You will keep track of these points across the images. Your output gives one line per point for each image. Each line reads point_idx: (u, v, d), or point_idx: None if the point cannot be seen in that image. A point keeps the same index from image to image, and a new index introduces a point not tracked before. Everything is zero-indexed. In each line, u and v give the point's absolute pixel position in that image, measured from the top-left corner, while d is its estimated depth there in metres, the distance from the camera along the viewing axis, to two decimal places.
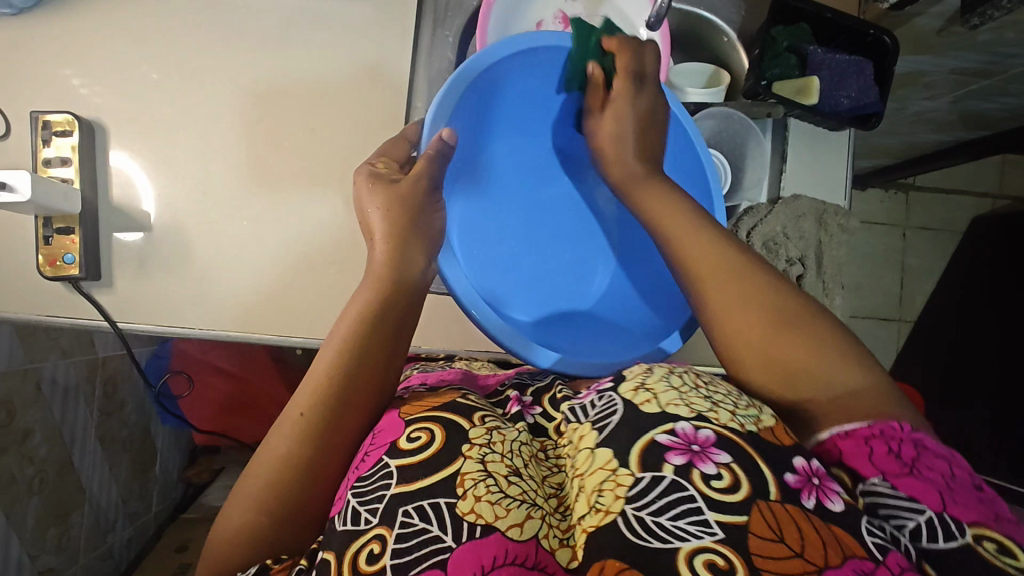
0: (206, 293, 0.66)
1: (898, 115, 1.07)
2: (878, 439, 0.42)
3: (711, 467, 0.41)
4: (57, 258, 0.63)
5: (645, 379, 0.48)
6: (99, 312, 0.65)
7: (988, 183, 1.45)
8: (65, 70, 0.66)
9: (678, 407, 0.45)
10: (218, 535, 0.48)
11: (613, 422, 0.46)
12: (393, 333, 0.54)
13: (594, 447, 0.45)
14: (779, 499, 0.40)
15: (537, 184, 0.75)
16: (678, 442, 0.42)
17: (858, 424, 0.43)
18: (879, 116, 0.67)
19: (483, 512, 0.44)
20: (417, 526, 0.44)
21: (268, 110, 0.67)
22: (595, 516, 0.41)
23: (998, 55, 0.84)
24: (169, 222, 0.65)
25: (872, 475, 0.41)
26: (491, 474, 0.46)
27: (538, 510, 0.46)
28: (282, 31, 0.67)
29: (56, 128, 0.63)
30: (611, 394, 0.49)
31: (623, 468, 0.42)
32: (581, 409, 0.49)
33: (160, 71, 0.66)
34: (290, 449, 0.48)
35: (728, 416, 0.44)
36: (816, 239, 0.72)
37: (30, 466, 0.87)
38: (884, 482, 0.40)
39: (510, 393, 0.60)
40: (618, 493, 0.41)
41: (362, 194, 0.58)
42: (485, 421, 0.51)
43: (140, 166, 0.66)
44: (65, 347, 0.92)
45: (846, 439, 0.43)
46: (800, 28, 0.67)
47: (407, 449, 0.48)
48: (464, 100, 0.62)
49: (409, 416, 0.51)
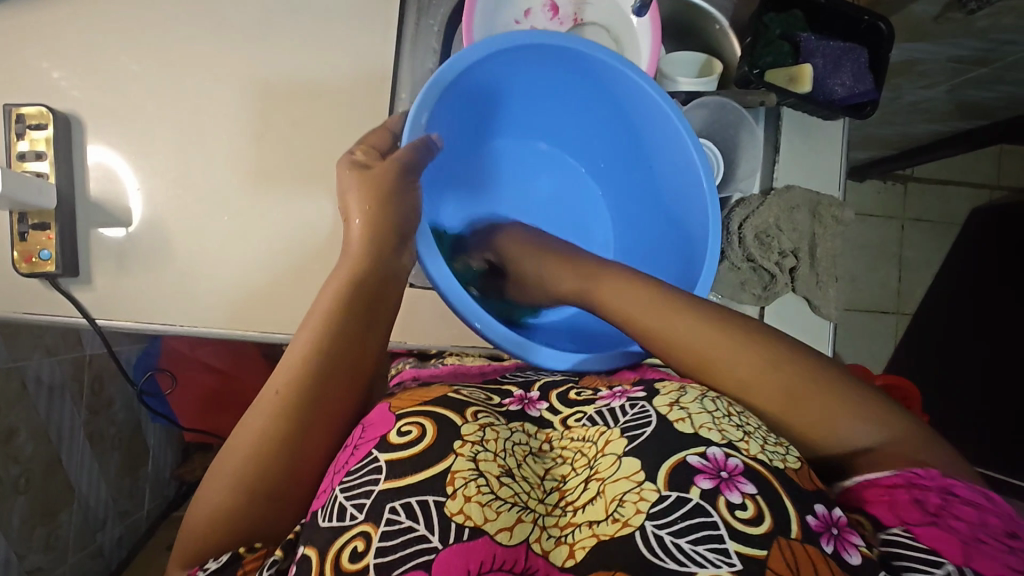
0: (186, 290, 0.65)
1: (894, 105, 1.06)
2: (902, 489, 0.45)
3: (738, 497, 0.44)
4: (32, 255, 0.62)
5: (679, 397, 0.51)
6: (77, 309, 0.64)
7: (985, 174, 1.44)
8: (39, 61, 0.64)
9: (710, 431, 0.48)
10: (196, 523, 0.47)
11: (645, 434, 0.48)
12: (368, 318, 0.52)
13: (622, 455, 0.48)
14: (801, 539, 0.42)
15: (530, 177, 0.77)
16: (708, 466, 0.45)
17: (881, 474, 0.46)
18: (874, 105, 0.66)
19: (472, 513, 0.43)
20: (403, 524, 0.43)
21: (249, 101, 0.65)
22: (612, 525, 0.44)
23: (994, 42, 0.83)
24: (149, 217, 0.64)
25: (894, 525, 0.44)
26: (482, 473, 0.46)
27: (529, 514, 0.45)
28: (263, 21, 0.65)
29: (30, 121, 0.61)
30: (645, 404, 0.51)
31: (650, 483, 0.45)
32: (613, 415, 0.52)
33: (139, 61, 0.64)
34: (268, 442, 0.47)
35: (758, 449, 0.47)
36: (810, 231, 0.70)
37: (15, 465, 0.86)
38: (905, 532, 0.43)
39: (515, 389, 0.57)
40: (639, 507, 0.44)
41: (346, 189, 0.57)
42: (478, 416, 0.50)
43: (117, 159, 0.64)
44: (51, 345, 0.91)
45: (871, 487, 0.46)
46: (793, 15, 0.66)
47: (396, 443, 0.47)
48: (441, 103, 0.59)
49: (399, 411, 0.50)
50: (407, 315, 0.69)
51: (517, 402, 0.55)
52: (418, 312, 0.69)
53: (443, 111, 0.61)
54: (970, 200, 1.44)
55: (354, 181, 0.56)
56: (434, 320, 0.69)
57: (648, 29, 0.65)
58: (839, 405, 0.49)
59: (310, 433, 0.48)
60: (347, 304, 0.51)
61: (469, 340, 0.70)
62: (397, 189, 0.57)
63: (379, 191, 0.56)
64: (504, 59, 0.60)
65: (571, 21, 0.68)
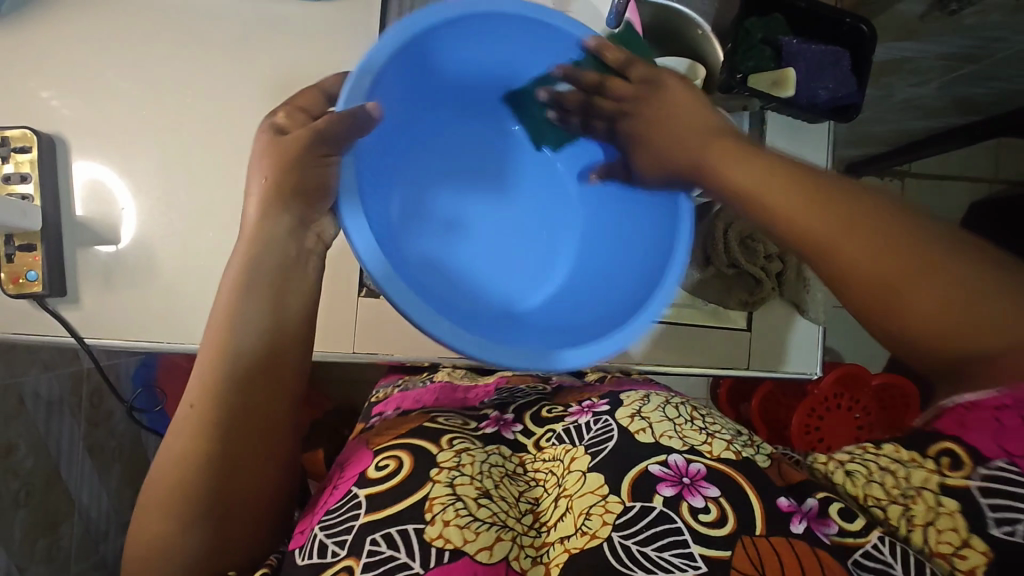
0: (171, 310, 0.65)
1: (886, 103, 1.05)
2: (1010, 413, 0.41)
3: (700, 501, 0.47)
4: (20, 276, 0.62)
5: (641, 408, 0.54)
6: (65, 327, 0.64)
7: (981, 167, 1.46)
8: (24, 81, 0.64)
9: (671, 439, 0.51)
10: (169, 535, 0.47)
11: (608, 448, 0.51)
12: (276, 299, 0.51)
13: (586, 470, 0.50)
14: (765, 534, 0.45)
15: (501, 168, 0.69)
16: (670, 473, 0.48)
17: (984, 395, 0.42)
18: (857, 108, 0.66)
19: (451, 536, 0.44)
20: (384, 554, 0.43)
21: (233, 118, 0.66)
22: (581, 539, 0.45)
23: (982, 39, 0.83)
24: (137, 237, 0.64)
25: (996, 458, 0.42)
26: (460, 497, 0.46)
27: (508, 532, 0.46)
28: (246, 38, 0.66)
29: (14, 144, 0.61)
30: (608, 418, 0.54)
31: (614, 495, 0.48)
32: (578, 432, 0.54)
33: (125, 80, 0.65)
34: (189, 453, 0.48)
35: (722, 447, 0.51)
36: None
37: (15, 479, 0.85)
38: (1009, 465, 0.42)
39: (490, 413, 0.60)
40: (605, 519, 0.46)
41: (256, 156, 0.51)
42: (453, 443, 0.51)
43: (104, 178, 0.65)
44: (47, 360, 0.91)
45: (974, 411, 0.43)
46: (774, 19, 0.66)
47: (374, 478, 0.49)
48: (395, 61, 0.52)
49: (378, 448, 0.53)
50: (387, 327, 0.67)
51: (493, 424, 0.58)
52: (404, 324, 0.67)
53: (403, 79, 0.56)
54: (969, 194, 1.46)
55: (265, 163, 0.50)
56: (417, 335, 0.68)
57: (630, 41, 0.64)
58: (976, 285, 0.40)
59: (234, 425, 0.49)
60: (244, 295, 0.50)
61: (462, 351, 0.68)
62: (306, 166, 0.49)
63: (291, 170, 0.49)
64: (470, 27, 0.54)
65: None
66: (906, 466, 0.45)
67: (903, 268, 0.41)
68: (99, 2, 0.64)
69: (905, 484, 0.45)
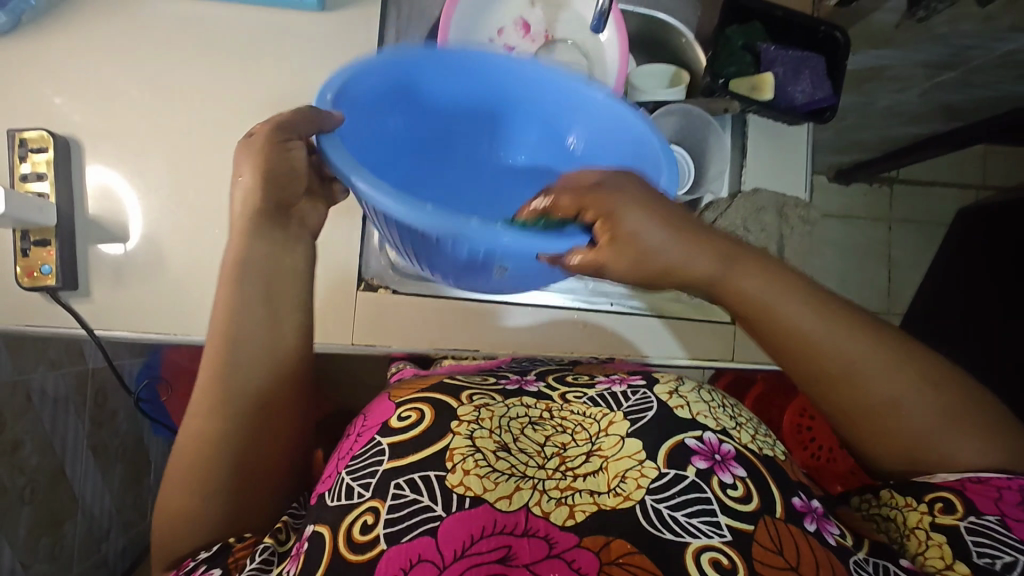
0: (180, 302, 0.68)
1: (869, 109, 1.09)
2: (1008, 490, 0.49)
3: (729, 478, 0.49)
4: (35, 270, 0.65)
5: (678, 387, 0.56)
6: (76, 320, 0.67)
7: (968, 174, 1.50)
8: (40, 86, 0.67)
9: (707, 418, 0.54)
10: (191, 508, 0.50)
11: (648, 417, 0.53)
12: (267, 297, 0.55)
13: (625, 436, 0.52)
14: (784, 519, 0.48)
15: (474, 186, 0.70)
16: (704, 449, 0.51)
17: (994, 476, 0.50)
18: (833, 110, 0.69)
19: (471, 484, 0.46)
20: (408, 497, 0.46)
21: (242, 121, 0.69)
22: (614, 498, 0.48)
23: (957, 47, 0.86)
24: (147, 234, 0.67)
25: (989, 513, 0.48)
26: (480, 449, 0.49)
27: (528, 481, 0.48)
28: (253, 44, 0.69)
29: (31, 145, 0.64)
30: (646, 391, 0.55)
31: (650, 461, 0.49)
32: (615, 399, 0.55)
33: (138, 86, 0.68)
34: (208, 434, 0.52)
35: (749, 438, 0.54)
36: (777, 232, 0.73)
37: (21, 475, 0.87)
38: (999, 522, 0.48)
39: (511, 373, 0.61)
40: (640, 483, 0.48)
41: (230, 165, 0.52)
42: (473, 399, 0.53)
43: (115, 177, 0.68)
44: (54, 359, 0.93)
45: (981, 482, 0.50)
46: (753, 27, 0.70)
47: (397, 428, 0.51)
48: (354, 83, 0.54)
49: (399, 399, 0.54)
50: (385, 317, 0.70)
51: (514, 382, 0.58)
52: (406, 313, 0.70)
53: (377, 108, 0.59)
54: (957, 200, 1.50)
55: (252, 165, 0.50)
56: (417, 326, 0.71)
57: (616, 45, 0.69)
58: (957, 429, 0.52)
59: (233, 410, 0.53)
60: (237, 287, 0.53)
61: (458, 343, 0.71)
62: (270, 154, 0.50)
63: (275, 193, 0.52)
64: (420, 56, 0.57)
65: (543, 38, 0.71)
66: (903, 511, 0.52)
67: (909, 414, 0.53)
68: (113, 12, 0.68)
69: (902, 529, 0.52)
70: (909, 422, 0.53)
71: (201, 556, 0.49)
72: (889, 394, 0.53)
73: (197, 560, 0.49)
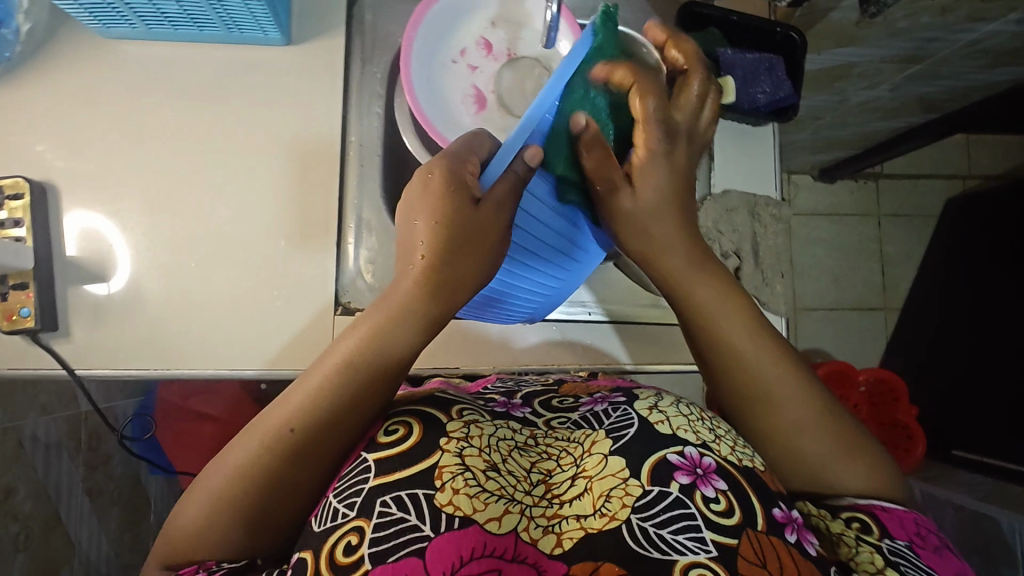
0: (161, 338, 0.68)
1: (842, 106, 1.11)
2: (911, 522, 0.53)
3: (712, 491, 0.48)
4: (13, 313, 0.66)
5: (658, 402, 0.56)
6: (57, 361, 0.67)
7: (953, 164, 1.50)
8: (18, 137, 0.69)
9: (687, 432, 0.53)
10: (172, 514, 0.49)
11: (631, 433, 0.52)
12: (387, 346, 0.51)
13: (608, 454, 0.51)
14: (766, 531, 0.47)
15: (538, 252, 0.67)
16: (685, 463, 0.50)
17: (896, 508, 0.54)
18: (794, 108, 0.72)
19: (461, 504, 0.45)
20: (395, 515, 0.45)
21: (216, 155, 0.70)
22: (599, 520, 0.47)
23: (921, 40, 0.87)
24: (125, 272, 0.68)
25: (900, 538, 0.51)
26: (469, 467, 0.47)
27: (517, 504, 0.47)
28: (222, 80, 0.71)
29: (7, 191, 0.66)
30: (626, 408, 0.55)
31: (634, 480, 0.49)
32: (597, 418, 0.55)
33: (114, 128, 0.70)
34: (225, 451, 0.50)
35: (728, 450, 0.52)
36: (751, 230, 0.77)
37: (14, 523, 0.87)
38: (910, 548, 0.50)
39: (497, 396, 0.59)
40: (625, 501, 0.48)
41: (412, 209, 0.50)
42: (463, 414, 0.53)
43: (93, 219, 0.69)
44: (45, 404, 0.94)
45: (887, 512, 0.53)
46: (710, 33, 0.71)
47: (385, 442, 0.49)
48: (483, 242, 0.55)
49: (394, 412, 0.53)
50: None
51: (502, 405, 0.57)
52: None
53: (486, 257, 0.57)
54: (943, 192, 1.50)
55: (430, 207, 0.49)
56: None
57: None
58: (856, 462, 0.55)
59: (308, 448, 0.48)
60: (384, 335, 0.51)
61: (435, 360, 0.70)
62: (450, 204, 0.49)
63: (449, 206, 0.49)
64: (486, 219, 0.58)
65: (506, 57, 0.73)
66: (824, 521, 0.53)
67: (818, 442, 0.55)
68: (84, 58, 0.70)
69: (828, 537, 0.52)
70: (810, 451, 0.55)
71: (224, 564, 0.47)
72: (801, 419, 0.55)
73: (217, 568, 0.46)
